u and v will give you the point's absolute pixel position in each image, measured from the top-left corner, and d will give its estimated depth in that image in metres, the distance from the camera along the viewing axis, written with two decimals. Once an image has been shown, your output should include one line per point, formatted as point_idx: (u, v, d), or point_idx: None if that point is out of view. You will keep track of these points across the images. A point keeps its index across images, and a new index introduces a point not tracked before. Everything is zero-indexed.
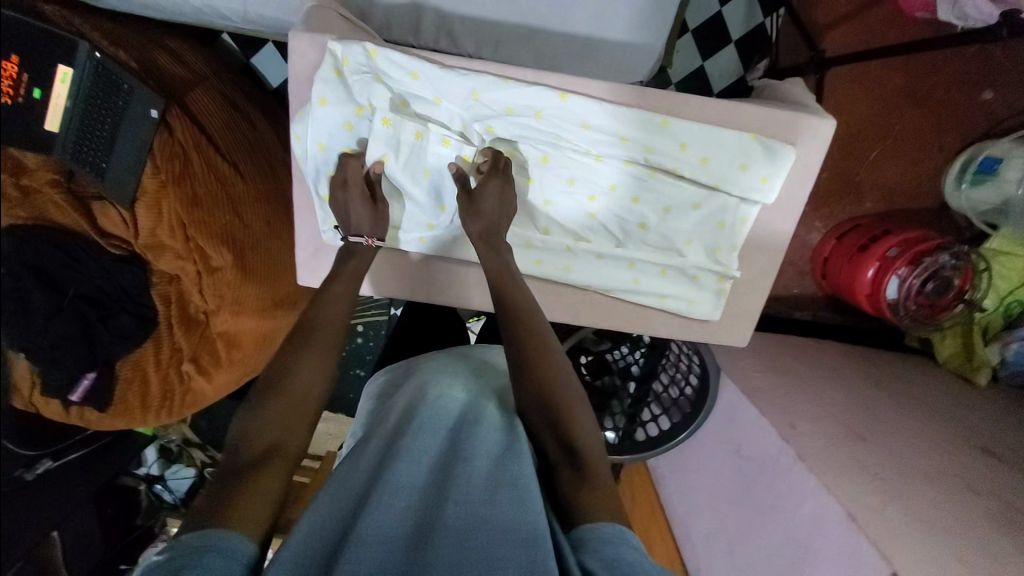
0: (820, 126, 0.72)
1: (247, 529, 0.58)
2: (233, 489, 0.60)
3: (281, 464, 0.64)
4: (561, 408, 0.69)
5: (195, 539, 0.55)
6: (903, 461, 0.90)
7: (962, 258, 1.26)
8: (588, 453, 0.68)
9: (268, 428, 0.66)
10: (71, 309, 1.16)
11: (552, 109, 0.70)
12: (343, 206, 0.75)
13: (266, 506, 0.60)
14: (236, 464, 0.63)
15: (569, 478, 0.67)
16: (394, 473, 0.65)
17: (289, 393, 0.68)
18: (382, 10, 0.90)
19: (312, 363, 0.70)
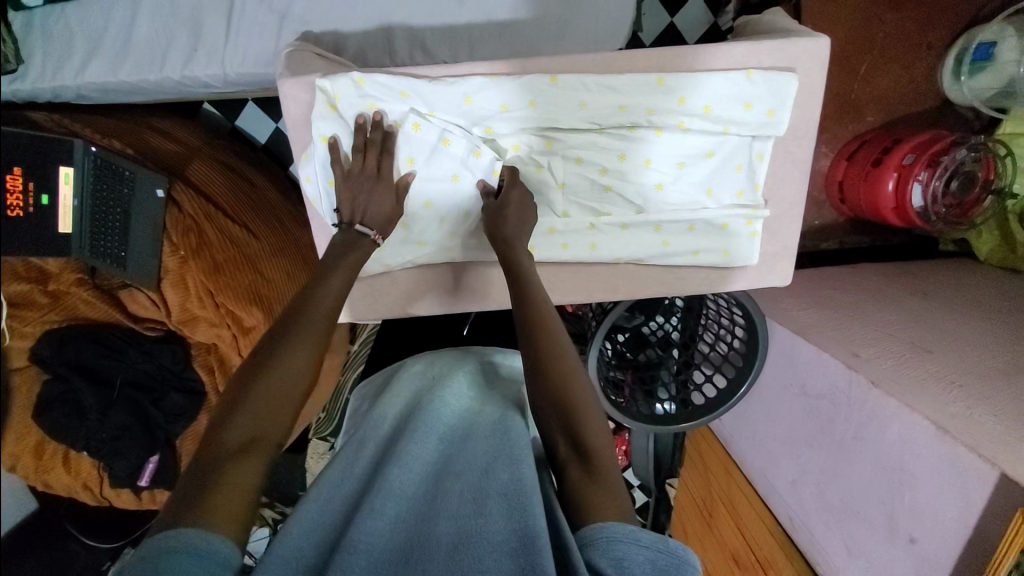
0: (817, 47, 0.71)
1: (226, 525, 0.52)
2: (205, 482, 0.54)
3: (258, 459, 0.57)
4: (566, 392, 0.63)
5: (167, 540, 0.49)
6: (976, 364, 0.88)
7: (981, 150, 1.24)
8: (596, 441, 0.62)
9: (245, 418, 0.58)
10: (122, 399, 1.21)
11: (544, 96, 0.70)
12: (353, 195, 0.70)
13: (242, 496, 0.54)
14: (215, 453, 0.56)
15: (573, 468, 0.62)
16: (390, 479, 0.66)
17: (268, 387, 0.61)
18: (355, 40, 0.91)
19: (295, 363, 0.63)
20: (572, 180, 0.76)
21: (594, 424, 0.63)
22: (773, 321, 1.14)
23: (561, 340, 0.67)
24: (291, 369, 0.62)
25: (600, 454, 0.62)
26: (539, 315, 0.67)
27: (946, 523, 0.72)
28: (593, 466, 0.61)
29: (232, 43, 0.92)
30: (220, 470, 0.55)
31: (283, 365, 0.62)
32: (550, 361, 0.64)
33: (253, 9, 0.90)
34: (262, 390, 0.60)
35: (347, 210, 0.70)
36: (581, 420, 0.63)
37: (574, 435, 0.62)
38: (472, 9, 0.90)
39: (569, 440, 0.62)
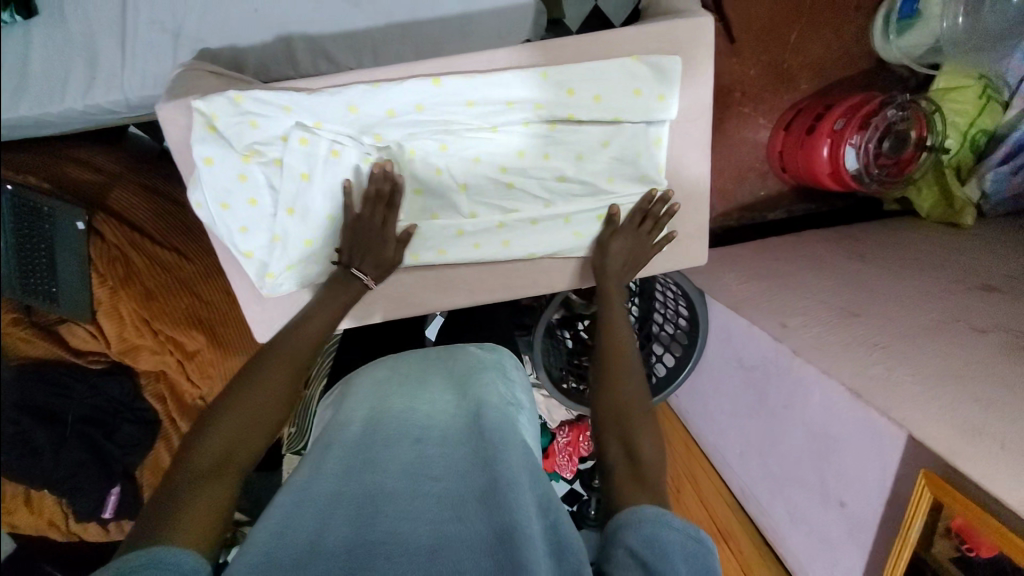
0: (703, 26, 0.70)
1: (195, 541, 0.53)
2: (172, 501, 0.55)
3: (233, 477, 0.59)
4: (616, 380, 0.72)
5: (138, 557, 0.49)
6: (901, 323, 0.88)
7: (909, 107, 1.24)
8: (640, 434, 0.67)
9: (217, 437, 0.60)
10: (76, 435, 1.17)
11: (431, 99, 0.69)
12: (353, 232, 0.72)
13: (212, 511, 0.56)
14: (186, 471, 0.58)
15: (616, 446, 0.66)
16: (357, 484, 0.62)
17: (240, 410, 0.63)
18: (253, 55, 0.90)
19: (272, 389, 0.66)
20: (474, 180, 0.75)
21: (637, 418, 0.68)
22: (712, 297, 1.14)
23: (628, 343, 0.76)
24: (268, 392, 0.65)
25: (644, 445, 0.65)
26: (608, 324, 0.77)
27: (870, 486, 0.73)
28: (635, 455, 0.64)
29: (130, 67, 0.90)
30: (186, 487, 0.56)
31: (248, 393, 0.64)
32: (610, 355, 0.74)
33: (146, 32, 0.89)
34: (237, 412, 0.63)
35: (348, 254, 0.74)
36: (623, 404, 0.69)
37: (621, 427, 0.68)
38: (369, 12, 0.89)
39: (619, 433, 0.67)
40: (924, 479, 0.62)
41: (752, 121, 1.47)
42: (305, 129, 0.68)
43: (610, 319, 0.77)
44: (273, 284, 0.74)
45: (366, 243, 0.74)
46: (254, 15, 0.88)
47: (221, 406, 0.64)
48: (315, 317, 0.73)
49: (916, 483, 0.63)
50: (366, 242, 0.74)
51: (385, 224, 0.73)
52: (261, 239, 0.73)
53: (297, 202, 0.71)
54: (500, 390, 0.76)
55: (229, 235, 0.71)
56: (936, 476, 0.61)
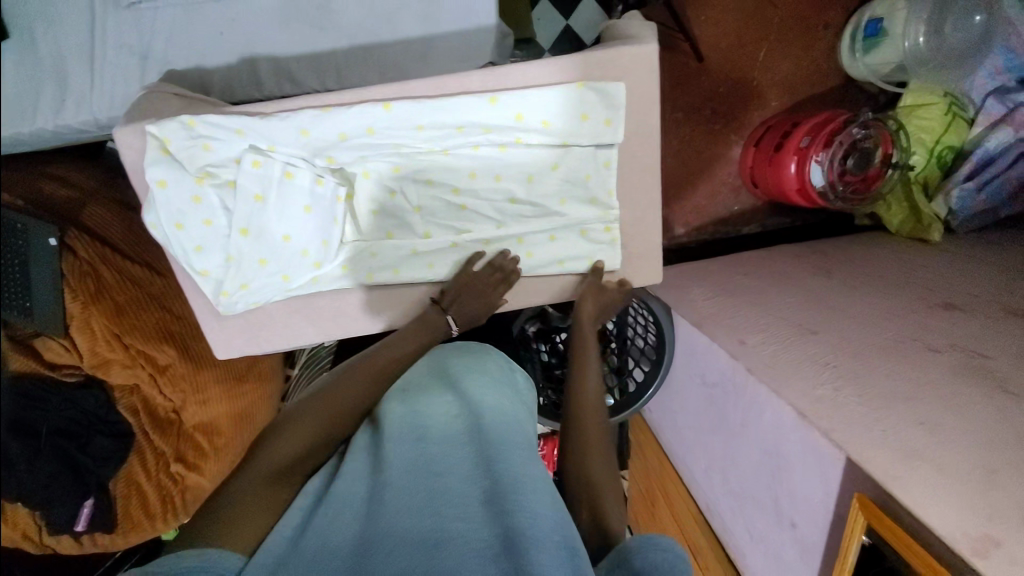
0: (647, 53, 0.73)
1: (236, 545, 0.57)
2: (231, 499, 0.61)
3: (292, 485, 0.65)
4: (585, 444, 0.71)
5: (182, 557, 0.54)
6: (856, 341, 0.88)
7: (874, 125, 1.26)
8: (606, 499, 0.66)
9: (286, 445, 0.66)
10: (50, 448, 1.11)
11: (381, 123, 0.71)
12: (474, 287, 0.79)
13: (262, 516, 0.60)
14: (250, 474, 0.64)
15: (585, 515, 0.64)
16: (354, 491, 0.59)
17: (305, 424, 0.68)
18: (220, 77, 0.92)
19: (339, 406, 0.71)
20: (427, 202, 0.77)
21: (597, 463, 0.69)
22: (678, 313, 1.15)
23: (596, 405, 0.75)
24: (337, 407, 0.71)
25: (611, 513, 0.64)
26: (579, 384, 0.76)
27: (817, 505, 0.73)
28: (603, 524, 0.63)
29: (99, 88, 0.92)
30: (246, 490, 0.62)
31: (314, 411, 0.70)
32: (580, 416, 0.73)
33: (115, 54, 0.91)
34: (308, 425, 0.69)
35: (451, 300, 0.79)
36: (587, 469, 0.68)
37: (591, 492, 0.66)
38: (332, 35, 0.91)
39: (588, 500, 0.65)
40: (857, 504, 0.63)
41: (723, 138, 1.49)
42: (258, 152, 0.70)
43: (581, 379, 0.76)
44: (229, 301, 0.75)
45: (467, 294, 0.79)
46: (221, 38, 0.90)
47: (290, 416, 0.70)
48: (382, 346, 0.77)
49: (852, 508, 0.65)
50: (468, 293, 0.79)
51: (490, 284, 0.79)
52: (216, 259, 0.74)
53: (250, 222, 0.72)
54: (505, 380, 0.72)
55: (184, 255, 0.72)
56: (870, 502, 0.63)
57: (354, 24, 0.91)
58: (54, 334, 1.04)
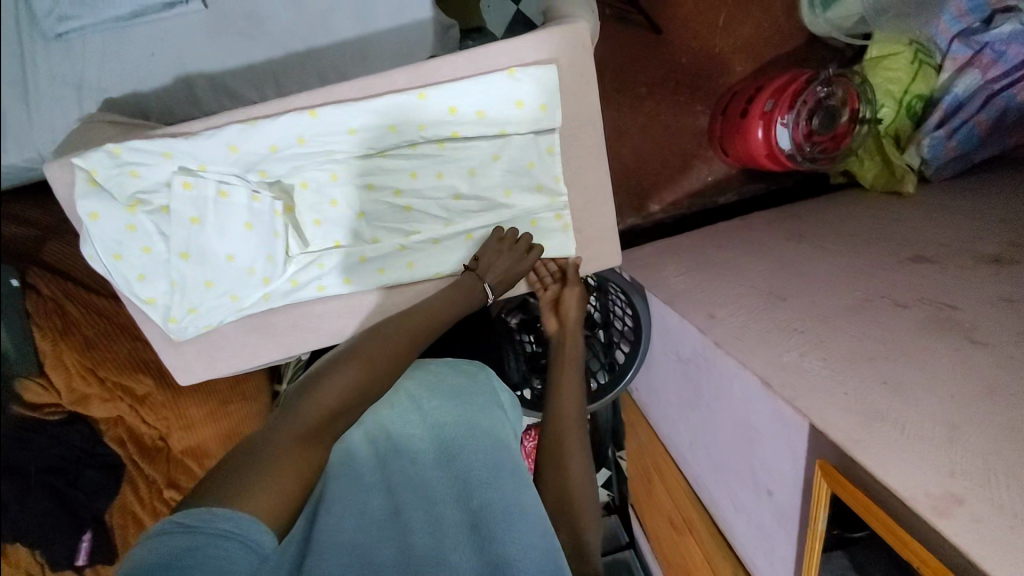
0: (578, 32, 0.72)
1: (267, 514, 0.51)
2: (256, 461, 0.54)
3: (321, 448, 0.59)
4: (565, 455, 0.71)
5: (214, 519, 0.47)
6: (824, 304, 0.86)
7: (835, 82, 1.24)
8: (583, 515, 0.66)
9: (314, 408, 0.60)
10: (39, 486, 1.11)
11: (310, 132, 0.70)
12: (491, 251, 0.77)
13: (290, 483, 0.54)
14: (278, 435, 0.57)
15: (564, 529, 0.64)
16: (366, 502, 0.58)
17: (340, 387, 0.63)
18: (156, 98, 0.90)
19: (374, 367, 0.66)
20: (370, 207, 0.76)
21: (575, 470, 0.69)
22: (652, 293, 1.13)
23: (574, 418, 0.75)
24: (370, 368, 0.65)
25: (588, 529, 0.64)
26: (559, 390, 0.77)
27: (787, 473, 0.74)
28: (581, 541, 0.63)
29: (37, 121, 0.90)
30: (276, 454, 0.55)
31: (349, 373, 0.64)
32: (561, 430, 0.73)
33: (46, 84, 0.89)
34: (341, 384, 0.63)
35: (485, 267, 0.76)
36: (569, 487, 0.68)
37: (570, 507, 0.66)
38: (266, 45, 0.89)
39: (565, 515, 0.65)
40: (819, 471, 0.65)
41: (690, 108, 1.45)
42: (188, 173, 0.70)
43: (561, 392, 0.77)
44: (181, 326, 0.75)
45: (495, 260, 0.77)
46: (153, 60, 0.88)
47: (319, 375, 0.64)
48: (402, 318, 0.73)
49: (816, 474, 0.66)
50: (496, 261, 0.77)
51: (519, 250, 0.77)
52: (161, 285, 0.73)
53: (190, 245, 0.72)
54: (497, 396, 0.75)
55: (127, 285, 0.72)
56: (831, 466, 0.64)
57: (286, 31, 0.88)
58: (30, 374, 1.04)
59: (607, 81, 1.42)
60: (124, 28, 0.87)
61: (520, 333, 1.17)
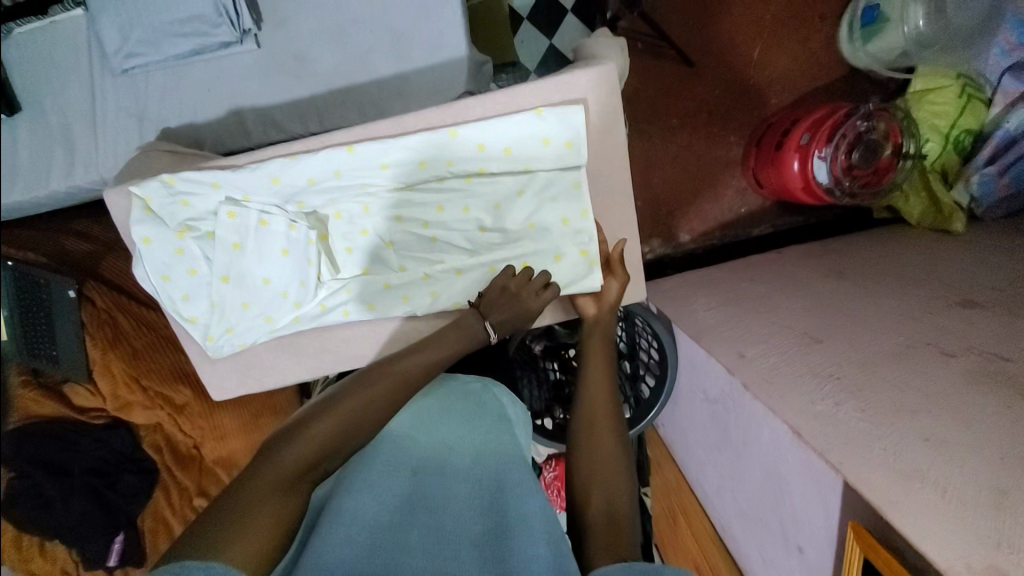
0: (612, 73, 0.76)
1: (243, 565, 0.51)
2: (243, 500, 0.55)
3: (305, 491, 0.59)
4: (599, 428, 0.67)
5: (186, 571, 0.48)
6: (862, 348, 0.83)
7: (876, 116, 1.20)
8: (618, 480, 0.62)
9: (307, 445, 0.60)
10: (82, 486, 1.16)
11: (347, 166, 0.73)
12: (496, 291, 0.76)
13: (271, 530, 0.54)
14: (261, 477, 0.57)
15: (596, 494, 0.61)
16: (355, 507, 0.60)
17: (331, 426, 0.62)
18: (210, 130, 0.97)
19: (365, 409, 0.64)
20: (399, 237, 0.78)
21: (610, 440, 0.66)
22: (679, 327, 1.11)
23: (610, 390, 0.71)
24: (362, 407, 0.64)
25: (625, 496, 0.61)
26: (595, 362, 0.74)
27: (818, 527, 0.71)
28: (615, 509, 0.59)
29: (103, 149, 0.98)
30: (257, 496, 0.55)
31: (339, 411, 0.63)
32: (596, 400, 0.69)
33: (115, 117, 0.97)
34: (331, 424, 0.62)
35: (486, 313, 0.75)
36: (602, 456, 0.64)
37: (603, 472, 0.63)
38: (311, 81, 0.94)
39: (599, 480, 0.62)
40: (851, 533, 0.62)
41: (723, 140, 1.44)
42: (233, 202, 0.74)
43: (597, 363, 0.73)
44: (218, 345, 0.79)
45: (505, 302, 0.76)
46: (209, 95, 0.95)
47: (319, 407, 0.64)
48: (418, 352, 0.71)
49: (847, 536, 0.63)
50: (506, 302, 0.76)
51: (528, 294, 0.76)
52: (202, 305, 0.78)
53: (230, 269, 0.76)
54: (505, 419, 0.79)
55: (173, 305, 0.77)
56: (863, 529, 0.62)
57: (330, 69, 0.94)
58: (79, 378, 1.11)
59: (639, 112, 1.42)
60: (184, 64, 0.94)
61: (545, 360, 1.15)
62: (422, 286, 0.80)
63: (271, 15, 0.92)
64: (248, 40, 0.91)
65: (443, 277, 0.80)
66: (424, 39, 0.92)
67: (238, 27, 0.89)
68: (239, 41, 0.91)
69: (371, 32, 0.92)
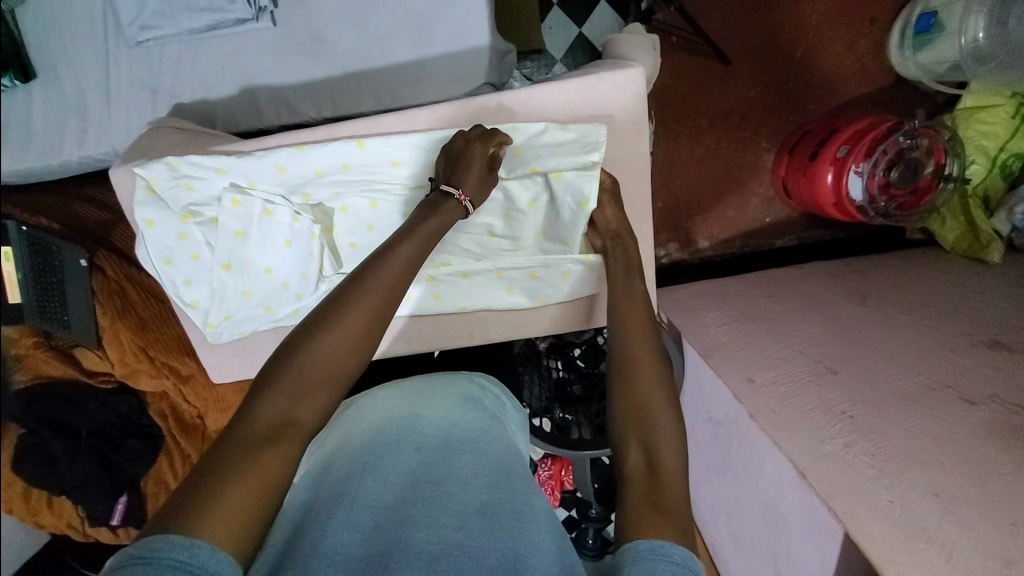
0: (636, 77, 0.73)
1: (226, 532, 0.47)
2: (216, 473, 0.50)
3: (290, 446, 0.54)
4: (636, 369, 0.63)
5: (172, 549, 0.44)
6: (879, 385, 0.79)
7: (922, 134, 1.13)
8: (662, 436, 0.58)
9: (274, 401, 0.55)
10: (86, 448, 1.14)
11: (354, 160, 0.71)
12: (461, 155, 0.68)
13: (256, 494, 0.50)
14: (237, 439, 0.53)
15: (634, 445, 0.58)
16: (356, 489, 0.59)
17: (302, 373, 0.57)
18: (222, 107, 0.94)
19: (333, 354, 0.58)
20: None
21: (651, 383, 0.61)
22: (688, 342, 1.06)
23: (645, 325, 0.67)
24: (333, 350, 0.59)
25: (668, 456, 0.56)
26: (624, 295, 0.70)
27: (811, 570, 0.69)
28: (656, 465, 0.56)
29: (116, 121, 0.96)
30: (232, 462, 0.51)
31: (312, 351, 0.58)
32: (628, 335, 0.66)
33: (129, 88, 0.95)
34: (295, 374, 0.57)
35: (443, 175, 0.68)
36: (643, 398, 0.60)
37: (643, 425, 0.58)
38: (326, 63, 0.91)
39: (638, 432, 0.58)
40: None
41: (754, 145, 1.37)
42: (238, 190, 0.72)
43: (628, 296, 0.70)
44: (217, 332, 0.79)
45: (469, 166, 0.67)
46: (223, 72, 0.92)
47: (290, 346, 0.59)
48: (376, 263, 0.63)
49: None
50: (472, 163, 0.68)
51: (490, 160, 0.69)
52: (203, 291, 0.77)
53: (233, 258, 0.74)
54: (499, 416, 0.78)
55: (174, 290, 0.76)
56: None
57: (347, 51, 0.90)
58: (89, 346, 1.10)
59: (667, 110, 1.36)
60: (199, 38, 0.91)
61: (548, 358, 1.12)
62: (430, 287, 0.83)
63: None
64: (265, 16, 0.88)
65: (451, 282, 0.83)
66: (446, 25, 0.88)
67: (254, 4, 0.86)
68: (255, 18, 0.88)
69: (391, 15, 0.88)
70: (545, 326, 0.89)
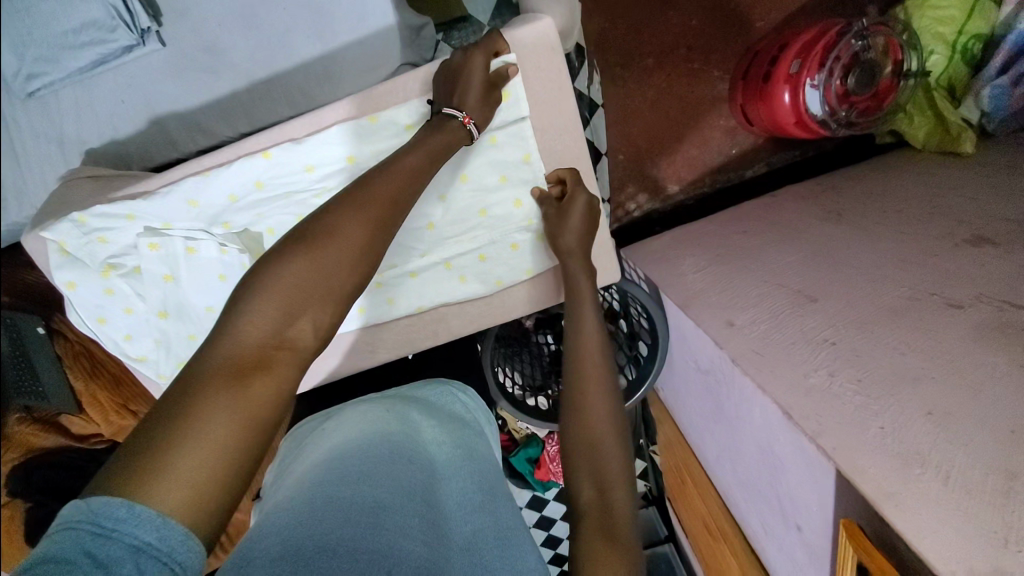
0: (546, 29, 0.71)
1: (205, 467, 0.43)
2: (190, 396, 0.45)
3: (281, 370, 0.49)
4: (584, 393, 0.61)
5: (124, 515, 0.40)
6: (861, 305, 0.76)
7: (873, 32, 1.07)
8: (610, 466, 0.56)
9: (264, 308, 0.49)
10: None
11: (265, 174, 0.70)
12: (456, 74, 0.67)
13: (239, 428, 0.45)
14: (219, 353, 0.47)
15: (585, 479, 0.55)
16: (353, 490, 0.56)
17: (298, 283, 0.50)
18: (134, 144, 0.89)
19: (330, 266, 0.52)
20: None
21: (599, 412, 0.60)
22: (666, 295, 1.03)
23: (599, 344, 0.66)
24: (327, 264, 0.52)
25: (618, 488, 0.55)
26: (578, 320, 0.68)
27: (813, 508, 0.68)
28: (607, 499, 0.54)
29: (29, 179, 0.90)
30: (212, 390, 0.45)
31: (299, 260, 0.51)
32: (583, 353, 0.64)
33: (35, 143, 0.88)
34: (285, 283, 0.50)
35: (442, 100, 0.67)
36: (587, 426, 0.59)
37: (593, 458, 0.57)
38: (230, 76, 0.85)
39: (587, 464, 0.56)
40: (843, 532, 0.60)
41: (705, 76, 1.31)
42: (153, 232, 0.70)
43: (582, 318, 0.68)
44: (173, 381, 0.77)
45: (469, 83, 0.66)
46: (124, 106, 0.86)
47: (281, 249, 0.52)
48: (345, 208, 0.55)
49: (840, 534, 0.61)
50: (472, 77, 0.66)
51: (490, 80, 0.68)
52: (148, 343, 0.76)
53: (169, 303, 0.73)
54: (481, 436, 0.79)
55: (116, 347, 0.75)
56: (856, 526, 0.59)
57: (249, 60, 0.84)
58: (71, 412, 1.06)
59: (611, 57, 1.28)
60: (92, 75, 0.85)
61: (537, 334, 1.09)
62: (384, 292, 0.82)
63: (170, 8, 0.82)
64: (151, 39, 0.82)
65: (404, 283, 0.82)
66: (345, 11, 0.82)
67: (135, 28, 0.80)
68: (141, 43, 0.82)
69: (283, 10, 0.82)
70: (510, 309, 0.87)
